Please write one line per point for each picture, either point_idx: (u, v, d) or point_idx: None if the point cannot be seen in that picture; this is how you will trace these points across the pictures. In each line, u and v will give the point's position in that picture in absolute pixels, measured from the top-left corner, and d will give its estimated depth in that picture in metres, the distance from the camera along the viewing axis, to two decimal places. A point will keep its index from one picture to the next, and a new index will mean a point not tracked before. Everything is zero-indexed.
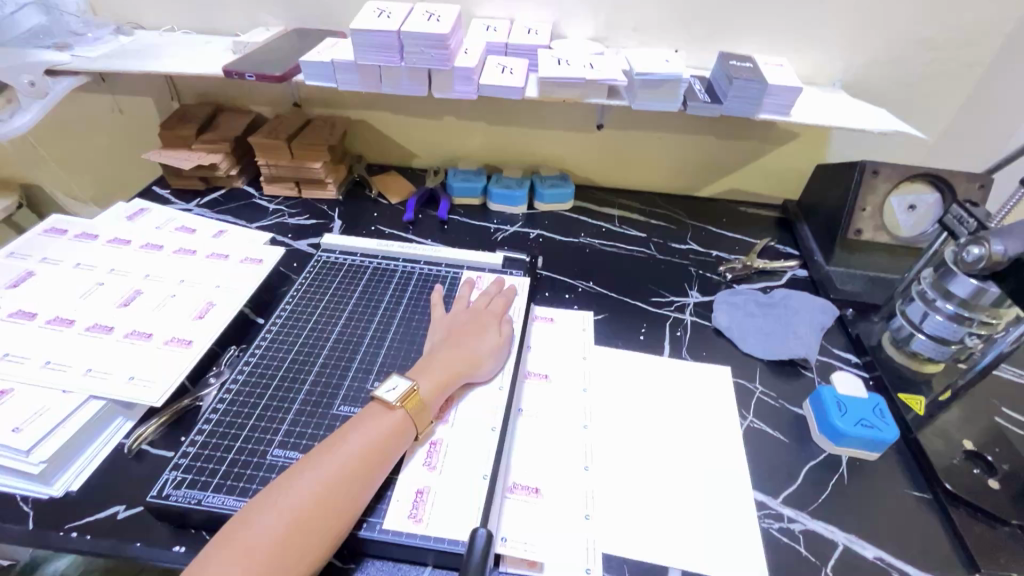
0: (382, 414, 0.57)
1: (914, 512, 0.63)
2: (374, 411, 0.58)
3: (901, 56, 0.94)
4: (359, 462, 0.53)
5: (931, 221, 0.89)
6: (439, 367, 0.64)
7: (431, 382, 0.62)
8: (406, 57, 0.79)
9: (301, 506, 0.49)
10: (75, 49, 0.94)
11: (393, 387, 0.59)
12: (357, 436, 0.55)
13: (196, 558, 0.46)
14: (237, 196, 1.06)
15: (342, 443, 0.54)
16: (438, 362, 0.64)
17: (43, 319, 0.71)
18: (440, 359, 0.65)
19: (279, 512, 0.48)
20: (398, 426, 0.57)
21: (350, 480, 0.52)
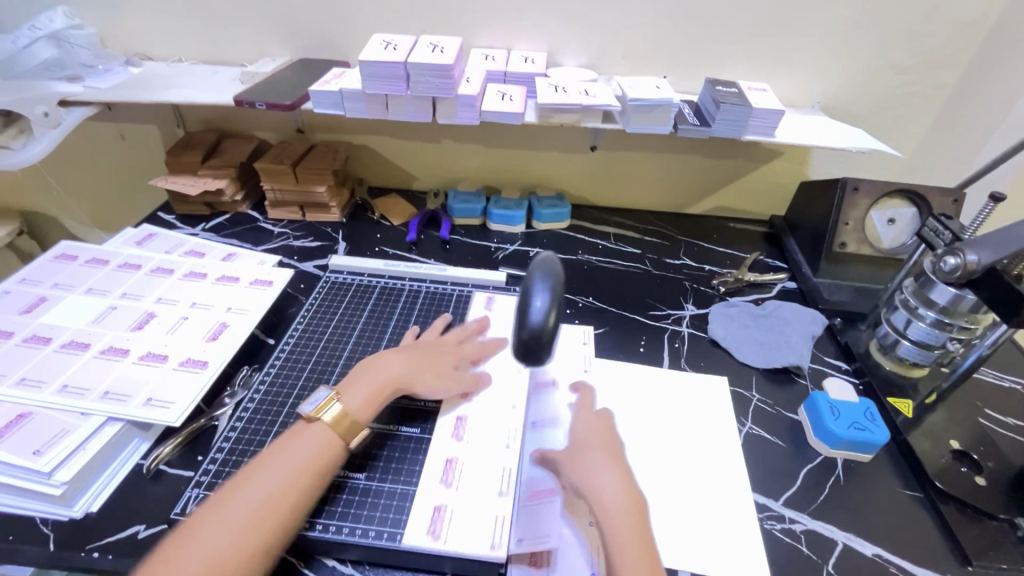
0: (303, 430, 0.57)
1: (908, 511, 0.66)
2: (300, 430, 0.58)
3: (874, 79, 1.01)
4: (278, 484, 0.52)
5: (909, 234, 0.94)
6: (370, 383, 0.64)
7: (359, 398, 0.62)
8: (411, 86, 0.83)
9: (211, 547, 0.47)
10: (87, 80, 0.96)
11: (315, 401, 0.60)
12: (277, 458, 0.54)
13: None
14: (242, 220, 1.09)
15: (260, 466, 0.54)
16: (371, 377, 0.64)
17: (58, 343, 0.72)
18: (372, 373, 0.65)
19: (186, 556, 0.46)
20: (323, 442, 0.57)
21: (266, 511, 0.50)
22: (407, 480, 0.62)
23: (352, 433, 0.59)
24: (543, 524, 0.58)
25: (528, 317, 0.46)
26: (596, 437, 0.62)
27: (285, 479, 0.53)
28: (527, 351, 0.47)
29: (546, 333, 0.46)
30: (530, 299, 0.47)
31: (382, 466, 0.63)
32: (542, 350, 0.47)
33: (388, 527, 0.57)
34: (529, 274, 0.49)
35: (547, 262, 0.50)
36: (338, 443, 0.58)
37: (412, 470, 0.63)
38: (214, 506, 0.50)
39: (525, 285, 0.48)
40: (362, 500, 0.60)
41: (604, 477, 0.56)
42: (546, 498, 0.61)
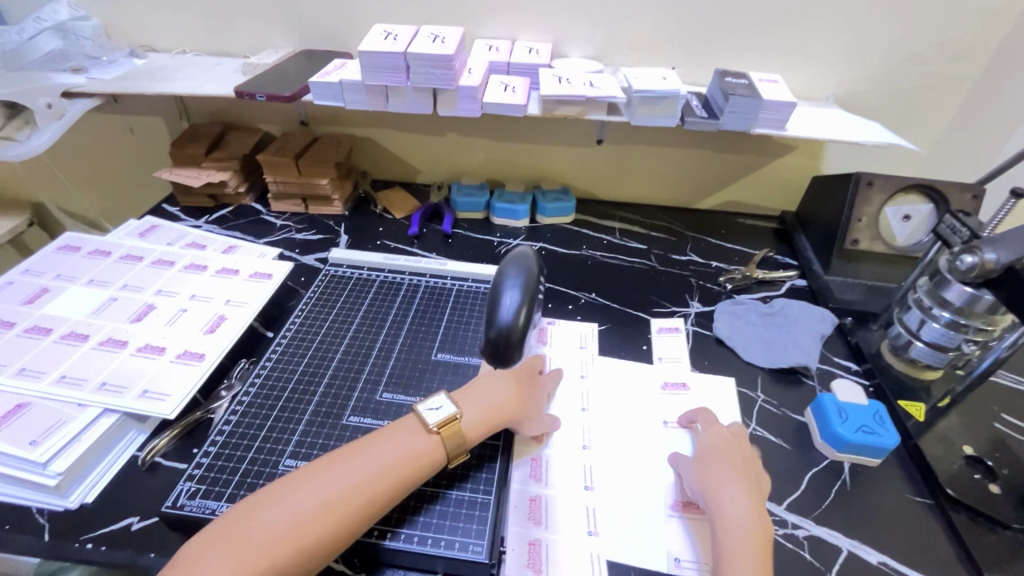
0: (417, 432, 0.57)
1: (917, 518, 0.64)
2: (413, 428, 0.57)
3: (892, 70, 0.97)
4: (384, 474, 0.53)
5: (926, 230, 0.91)
6: (480, 402, 0.62)
7: (476, 415, 0.61)
8: (411, 77, 0.82)
9: (290, 520, 0.48)
10: (91, 71, 0.96)
11: (437, 408, 0.59)
12: (387, 449, 0.54)
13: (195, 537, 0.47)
14: (245, 212, 1.09)
15: (369, 452, 0.54)
16: (484, 395, 0.63)
17: (57, 334, 0.72)
18: (483, 389, 0.64)
19: (268, 524, 0.47)
20: (422, 451, 0.56)
21: (337, 513, 0.49)
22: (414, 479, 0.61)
23: (454, 447, 0.58)
24: (533, 529, 0.59)
25: (499, 315, 0.53)
26: (722, 450, 0.62)
27: (360, 482, 0.51)
28: (498, 346, 0.53)
29: (515, 330, 0.53)
30: (503, 299, 0.54)
31: None
32: (511, 345, 0.53)
33: (383, 525, 0.56)
34: (500, 275, 0.57)
35: (517, 264, 0.58)
36: (436, 457, 0.56)
37: None
38: (277, 491, 0.50)
39: (497, 286, 0.56)
40: None
41: (731, 492, 0.57)
42: (534, 505, 0.61)
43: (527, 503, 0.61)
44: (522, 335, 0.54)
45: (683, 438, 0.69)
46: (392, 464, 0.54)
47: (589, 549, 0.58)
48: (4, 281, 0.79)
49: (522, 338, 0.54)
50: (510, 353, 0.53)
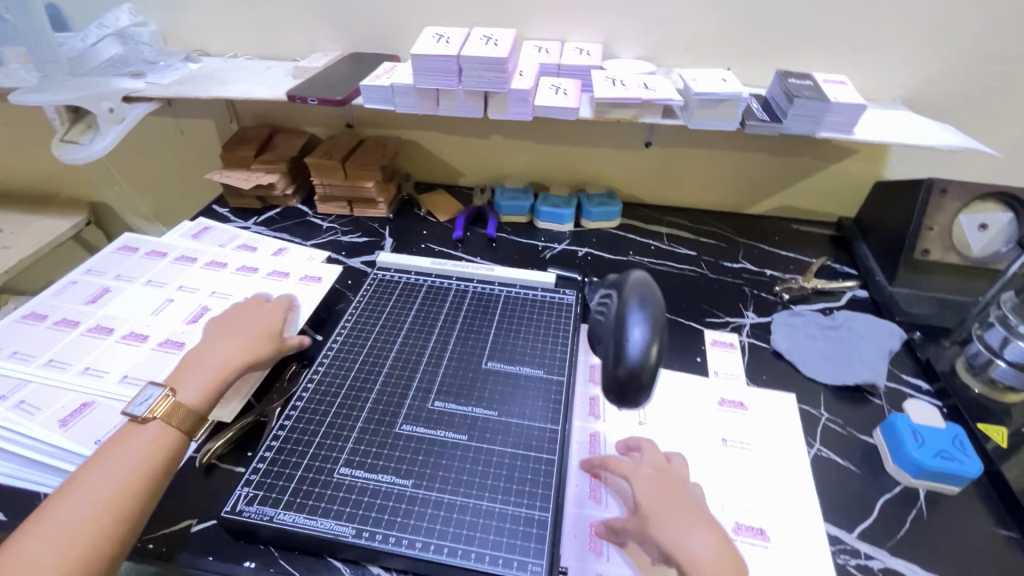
0: (137, 429, 0.56)
1: (1002, 553, 0.59)
2: (135, 424, 0.56)
3: (967, 69, 0.91)
4: (143, 465, 0.53)
5: (1003, 242, 0.86)
6: (205, 368, 0.63)
7: (199, 386, 0.61)
8: (463, 80, 0.81)
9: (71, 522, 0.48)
10: (149, 76, 0.99)
11: (145, 400, 0.58)
12: (139, 444, 0.55)
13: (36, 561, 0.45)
14: (292, 214, 1.10)
15: (122, 449, 0.54)
16: (202, 366, 0.63)
17: (119, 334, 0.74)
18: (204, 359, 0.64)
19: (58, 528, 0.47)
20: (164, 435, 0.56)
21: (111, 501, 0.50)
22: (467, 491, 0.58)
23: (189, 423, 0.58)
24: (594, 561, 0.57)
25: (626, 354, 0.43)
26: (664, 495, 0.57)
27: (142, 458, 0.54)
28: (627, 388, 0.43)
29: (646, 370, 0.43)
30: (626, 330, 0.43)
31: (434, 474, 0.60)
32: (640, 388, 0.43)
33: (436, 540, 0.54)
34: (621, 307, 0.45)
35: (638, 292, 0.46)
36: (177, 437, 0.57)
37: (474, 481, 0.59)
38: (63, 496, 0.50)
39: (618, 318, 0.44)
40: (411, 508, 0.57)
41: (671, 535, 0.52)
42: (595, 531, 0.59)
43: (586, 530, 0.59)
44: (652, 375, 0.44)
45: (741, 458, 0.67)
46: (148, 449, 0.55)
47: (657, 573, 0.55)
48: (69, 281, 0.82)
49: (653, 379, 0.44)
50: (640, 395, 0.44)
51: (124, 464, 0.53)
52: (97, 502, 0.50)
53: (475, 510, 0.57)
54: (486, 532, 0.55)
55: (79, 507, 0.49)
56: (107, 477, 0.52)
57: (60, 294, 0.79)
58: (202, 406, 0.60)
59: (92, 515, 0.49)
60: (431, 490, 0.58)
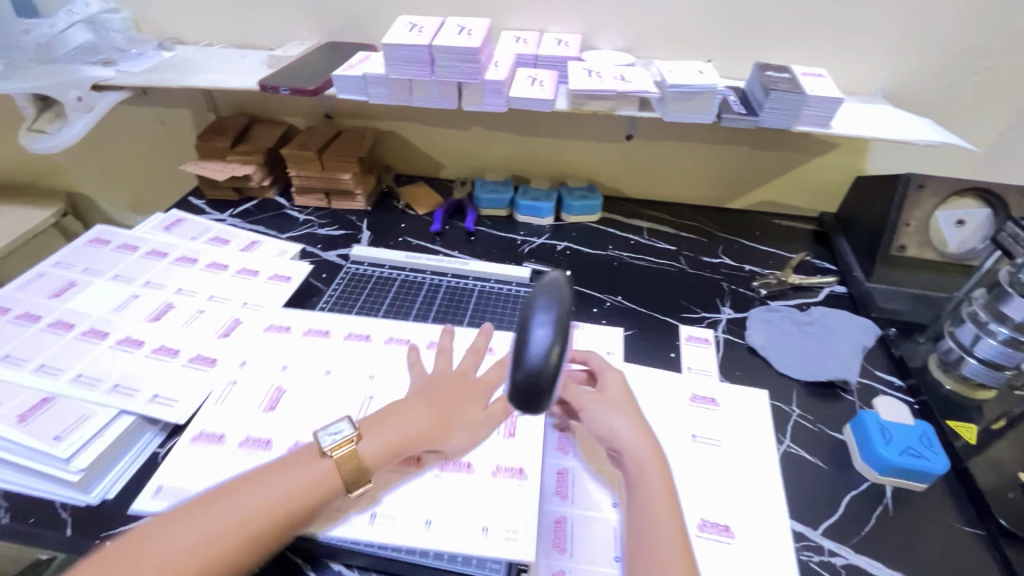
0: (310, 461, 0.53)
1: (966, 549, 0.60)
2: (307, 455, 0.53)
3: (949, 63, 0.90)
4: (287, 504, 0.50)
5: (981, 238, 0.85)
6: (393, 427, 0.56)
7: (381, 444, 0.55)
8: (436, 71, 0.79)
9: (172, 550, 0.45)
10: (120, 64, 0.96)
11: (335, 432, 0.54)
12: (287, 477, 0.51)
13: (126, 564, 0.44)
14: (269, 206, 1.08)
15: (263, 481, 0.51)
16: (397, 419, 0.56)
17: (78, 330, 0.73)
18: (403, 415, 0.57)
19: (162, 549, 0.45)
20: (323, 481, 0.52)
21: (247, 532, 0.48)
22: (430, 489, 0.58)
23: (356, 482, 0.53)
24: (557, 558, 0.56)
25: (528, 357, 0.45)
26: (615, 397, 0.63)
27: (277, 501, 0.50)
28: (528, 392, 0.45)
29: (546, 374, 0.44)
30: (530, 333, 0.45)
31: (394, 473, 0.59)
32: (541, 391, 0.45)
33: (397, 538, 0.55)
34: (530, 304, 0.47)
35: (549, 289, 0.48)
36: (337, 489, 0.52)
37: (435, 479, 0.59)
38: (200, 508, 0.48)
39: (525, 317, 0.47)
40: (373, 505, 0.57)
41: (614, 429, 0.60)
42: (559, 528, 0.58)
43: (551, 527, 0.59)
44: (554, 378, 0.45)
45: (709, 454, 0.67)
46: (301, 493, 0.51)
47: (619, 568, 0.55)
48: (36, 273, 0.80)
49: (555, 383, 0.45)
50: (541, 399, 0.45)
51: (281, 488, 0.50)
52: (243, 521, 0.48)
53: None
54: None
55: (195, 534, 0.46)
56: (246, 504, 0.49)
57: (24, 286, 0.78)
58: (379, 464, 0.54)
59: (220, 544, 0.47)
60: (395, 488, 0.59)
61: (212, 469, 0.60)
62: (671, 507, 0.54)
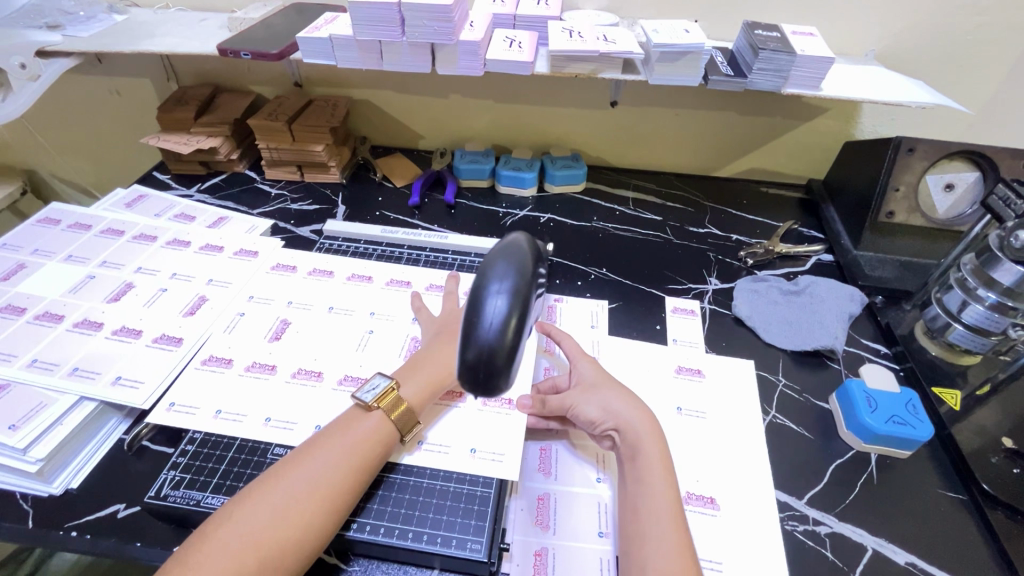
0: (359, 417, 0.55)
1: (950, 514, 0.60)
2: (353, 415, 0.56)
3: (942, 22, 0.87)
4: (347, 467, 0.51)
5: (970, 202, 0.84)
6: (429, 368, 0.60)
7: (419, 387, 0.59)
8: (407, 32, 0.74)
9: (253, 526, 0.47)
10: (67, 29, 0.89)
11: (373, 388, 0.58)
12: (342, 441, 0.53)
13: (218, 540, 0.46)
14: (238, 181, 1.03)
15: (317, 450, 0.52)
16: (428, 364, 0.61)
17: (32, 314, 0.69)
18: (433, 358, 0.61)
19: (243, 526, 0.47)
20: (375, 432, 0.54)
21: (321, 499, 0.49)
22: (408, 469, 0.57)
23: (406, 424, 0.56)
24: (540, 535, 0.55)
25: (480, 330, 0.41)
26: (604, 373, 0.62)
27: (337, 459, 0.52)
28: (481, 371, 0.41)
29: (503, 349, 0.40)
30: (484, 303, 0.41)
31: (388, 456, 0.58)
32: (495, 370, 0.41)
33: (375, 520, 0.53)
34: (484, 271, 0.43)
35: (507, 256, 0.44)
36: (390, 435, 0.55)
37: (413, 460, 0.58)
38: (266, 484, 0.50)
39: (478, 286, 0.43)
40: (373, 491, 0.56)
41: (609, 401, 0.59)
42: (542, 505, 0.57)
43: (533, 504, 0.57)
44: (510, 355, 0.41)
45: (695, 426, 0.66)
46: (357, 448, 0.53)
47: (603, 545, 0.54)
48: None
49: (511, 361, 0.41)
50: (495, 377, 0.41)
51: (341, 451, 0.52)
52: (312, 486, 0.49)
53: (417, 488, 0.56)
54: (427, 511, 0.54)
55: (271, 508, 0.48)
56: (315, 472, 0.50)
57: None
58: (421, 407, 0.58)
59: (293, 511, 0.48)
60: (386, 472, 0.57)
61: (189, 447, 0.59)
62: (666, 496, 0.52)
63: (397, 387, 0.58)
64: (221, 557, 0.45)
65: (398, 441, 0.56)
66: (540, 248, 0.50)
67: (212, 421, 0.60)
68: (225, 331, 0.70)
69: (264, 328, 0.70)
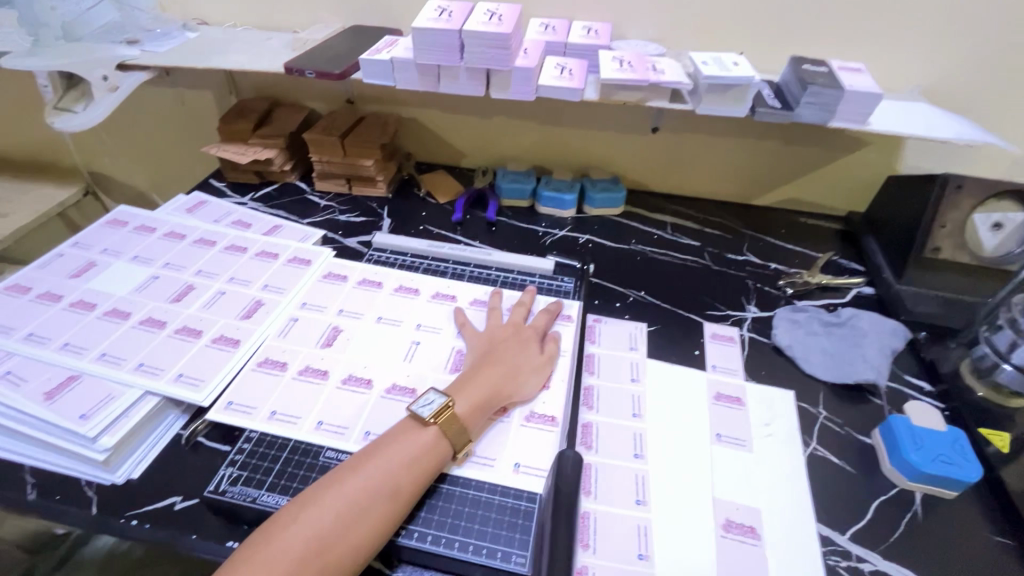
0: (416, 429, 0.57)
1: (999, 560, 0.58)
2: (410, 425, 0.58)
3: (991, 61, 0.88)
4: (407, 476, 0.54)
5: (1018, 242, 0.83)
6: (479, 387, 0.62)
7: (472, 403, 0.60)
8: (465, 57, 0.78)
9: (317, 524, 0.49)
10: (144, 44, 0.96)
11: (428, 403, 0.59)
12: (401, 450, 0.55)
13: (285, 532, 0.48)
14: (289, 191, 1.08)
15: (377, 456, 0.54)
16: (479, 381, 0.63)
17: (101, 310, 0.73)
18: (481, 378, 0.63)
19: (309, 523, 0.49)
20: (429, 447, 0.56)
21: (382, 503, 0.52)
22: (454, 478, 0.59)
23: (458, 441, 0.58)
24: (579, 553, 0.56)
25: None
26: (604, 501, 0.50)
27: (395, 468, 0.54)
28: None
29: None
30: None
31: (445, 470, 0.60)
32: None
33: (423, 527, 0.55)
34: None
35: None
36: (445, 449, 0.57)
37: (460, 472, 0.59)
38: (329, 484, 0.52)
39: None
40: (423, 500, 0.57)
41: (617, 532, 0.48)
42: (582, 523, 0.58)
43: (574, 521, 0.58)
44: None
45: (735, 454, 0.66)
46: (411, 462, 0.55)
47: (643, 567, 0.55)
48: (55, 253, 0.81)
49: None
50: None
51: (401, 460, 0.54)
52: (374, 491, 0.52)
53: (463, 498, 0.57)
54: (472, 522, 0.55)
55: (334, 509, 0.50)
56: (375, 477, 0.53)
57: (45, 267, 0.78)
58: (473, 424, 0.60)
59: (356, 513, 0.50)
60: (437, 481, 0.59)
61: (242, 446, 0.62)
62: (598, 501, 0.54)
63: (451, 403, 0.59)
64: (287, 551, 0.47)
65: (451, 457, 0.58)
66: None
67: (268, 423, 0.63)
68: (279, 336, 0.72)
69: (315, 335, 0.73)
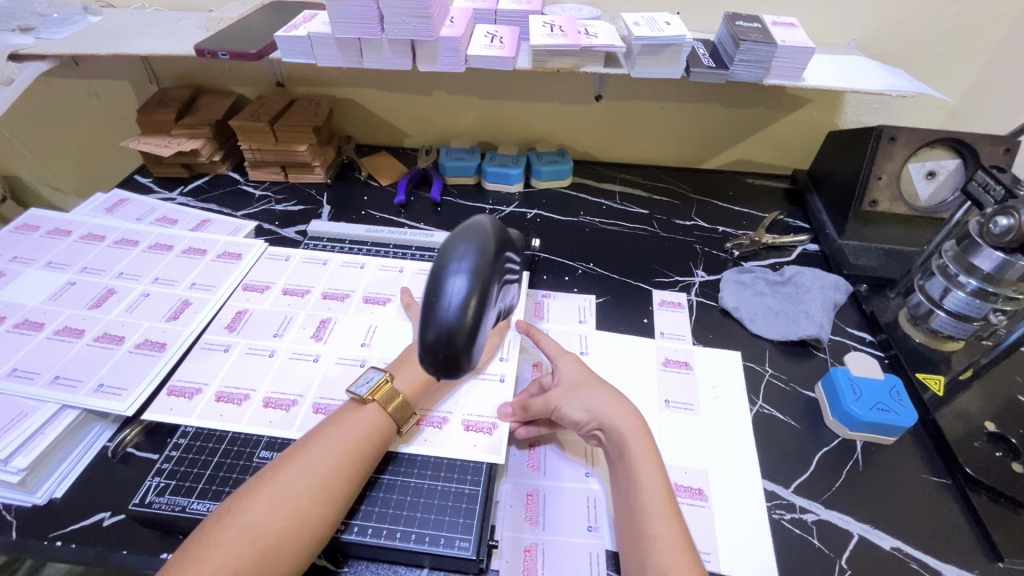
0: (355, 410, 0.56)
1: (934, 498, 0.60)
2: (349, 407, 0.56)
3: (921, 11, 0.87)
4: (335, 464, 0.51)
5: (951, 189, 0.85)
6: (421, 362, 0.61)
7: (413, 379, 0.60)
8: (386, 28, 0.74)
9: (246, 523, 0.46)
10: (41, 32, 0.88)
11: (366, 382, 0.58)
12: (341, 436, 0.53)
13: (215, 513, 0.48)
14: (222, 183, 1.02)
15: (307, 450, 0.52)
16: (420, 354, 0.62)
17: (11, 322, 0.68)
18: None
19: (236, 523, 0.46)
20: (372, 428, 0.55)
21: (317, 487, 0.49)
22: (395, 469, 0.57)
23: (401, 415, 0.57)
24: (529, 531, 0.55)
25: (437, 312, 0.40)
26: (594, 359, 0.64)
27: (328, 457, 0.51)
28: (440, 351, 0.40)
29: (460, 332, 0.40)
30: (444, 283, 0.40)
31: (389, 456, 0.58)
32: (456, 350, 0.41)
33: (364, 521, 0.53)
34: (445, 251, 0.42)
35: (468, 237, 0.43)
36: (388, 425, 0.56)
37: (404, 459, 0.58)
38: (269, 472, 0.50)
39: (439, 267, 0.41)
40: (364, 493, 0.55)
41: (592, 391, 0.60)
42: (532, 502, 0.57)
43: (523, 500, 0.58)
44: (470, 336, 0.41)
45: (684, 419, 0.66)
46: (349, 454, 0.52)
47: (592, 539, 0.55)
48: None
49: (471, 341, 0.41)
50: (457, 358, 0.41)
51: (340, 444, 0.53)
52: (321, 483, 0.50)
53: (405, 488, 0.56)
54: (414, 511, 0.54)
55: (266, 506, 0.47)
56: (301, 469, 0.50)
57: None
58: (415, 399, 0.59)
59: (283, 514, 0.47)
60: (378, 472, 0.57)
61: (176, 450, 0.59)
62: (659, 480, 0.53)
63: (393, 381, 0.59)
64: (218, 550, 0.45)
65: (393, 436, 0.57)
66: (509, 233, 0.48)
67: (214, 405, 0.62)
68: (209, 336, 0.69)
69: (270, 328, 0.71)
